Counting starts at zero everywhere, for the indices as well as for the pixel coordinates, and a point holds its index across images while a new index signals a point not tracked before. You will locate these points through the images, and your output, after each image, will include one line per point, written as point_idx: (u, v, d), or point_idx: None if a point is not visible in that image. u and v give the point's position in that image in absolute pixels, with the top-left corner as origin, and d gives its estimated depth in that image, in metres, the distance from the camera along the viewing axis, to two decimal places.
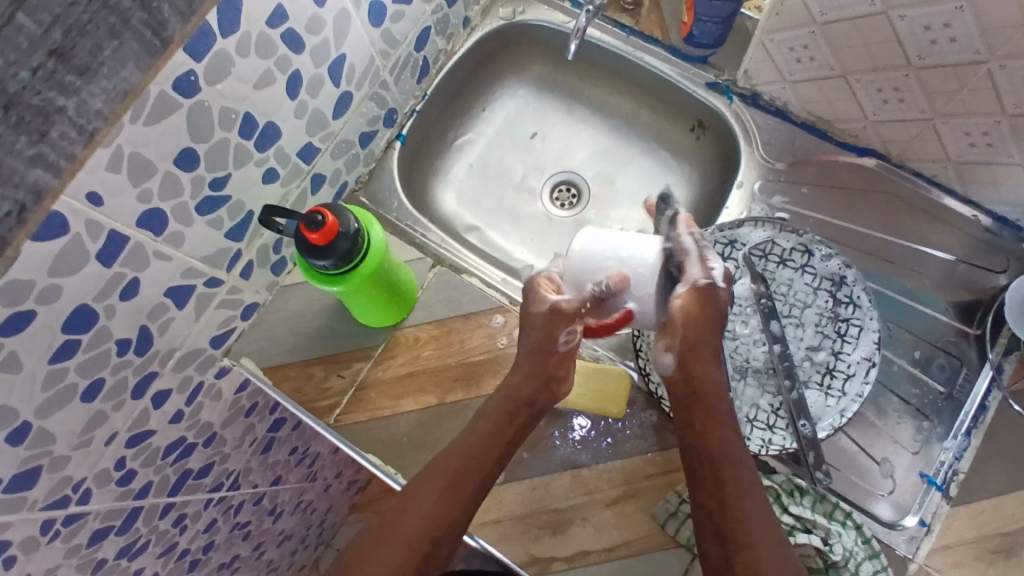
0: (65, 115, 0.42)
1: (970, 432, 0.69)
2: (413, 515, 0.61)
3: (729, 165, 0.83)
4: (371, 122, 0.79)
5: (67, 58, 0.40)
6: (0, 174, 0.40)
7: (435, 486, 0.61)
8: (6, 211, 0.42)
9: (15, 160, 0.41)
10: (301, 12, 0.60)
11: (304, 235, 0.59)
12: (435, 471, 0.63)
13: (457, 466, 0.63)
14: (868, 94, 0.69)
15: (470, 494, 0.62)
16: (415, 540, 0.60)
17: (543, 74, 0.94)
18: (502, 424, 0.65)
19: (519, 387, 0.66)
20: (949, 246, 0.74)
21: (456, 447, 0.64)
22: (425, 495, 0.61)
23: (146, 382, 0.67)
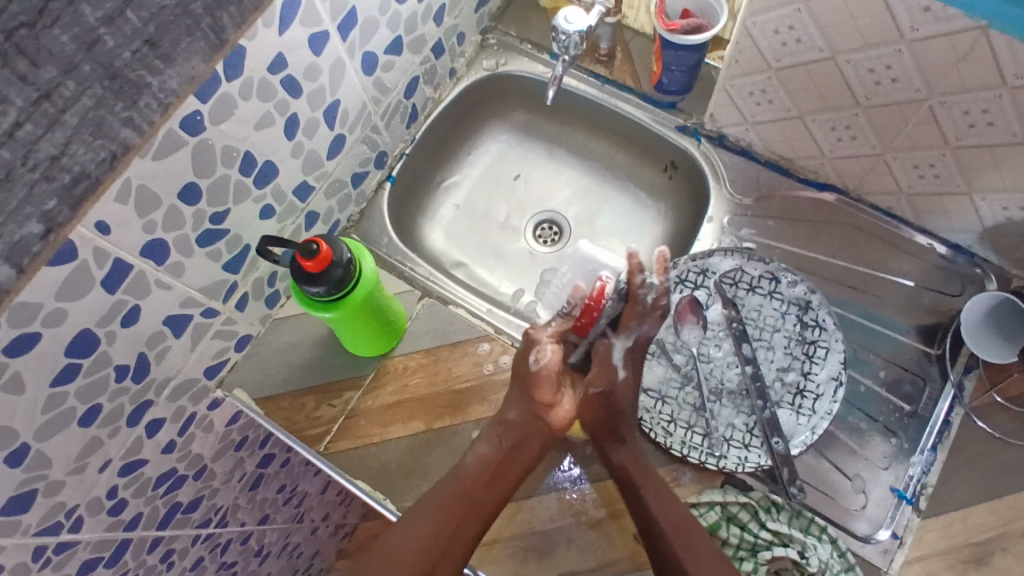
0: (151, 89, 0.48)
1: (936, 447, 0.72)
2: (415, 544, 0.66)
3: (700, 202, 0.89)
4: (363, 164, 0.84)
5: (156, 46, 0.46)
6: (100, 129, 0.46)
7: (423, 523, 0.67)
8: (103, 158, 0.47)
9: (114, 119, 0.47)
10: (300, 61, 0.65)
11: (299, 263, 0.63)
12: (441, 503, 0.68)
13: (458, 502, 0.67)
14: (823, 133, 0.75)
15: (470, 525, 0.67)
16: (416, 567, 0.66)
17: (524, 121, 1.00)
18: (503, 454, 0.70)
19: (518, 422, 0.71)
20: (906, 272, 0.79)
21: (458, 479, 0.69)
22: (424, 527, 0.67)
23: (141, 410, 0.69)
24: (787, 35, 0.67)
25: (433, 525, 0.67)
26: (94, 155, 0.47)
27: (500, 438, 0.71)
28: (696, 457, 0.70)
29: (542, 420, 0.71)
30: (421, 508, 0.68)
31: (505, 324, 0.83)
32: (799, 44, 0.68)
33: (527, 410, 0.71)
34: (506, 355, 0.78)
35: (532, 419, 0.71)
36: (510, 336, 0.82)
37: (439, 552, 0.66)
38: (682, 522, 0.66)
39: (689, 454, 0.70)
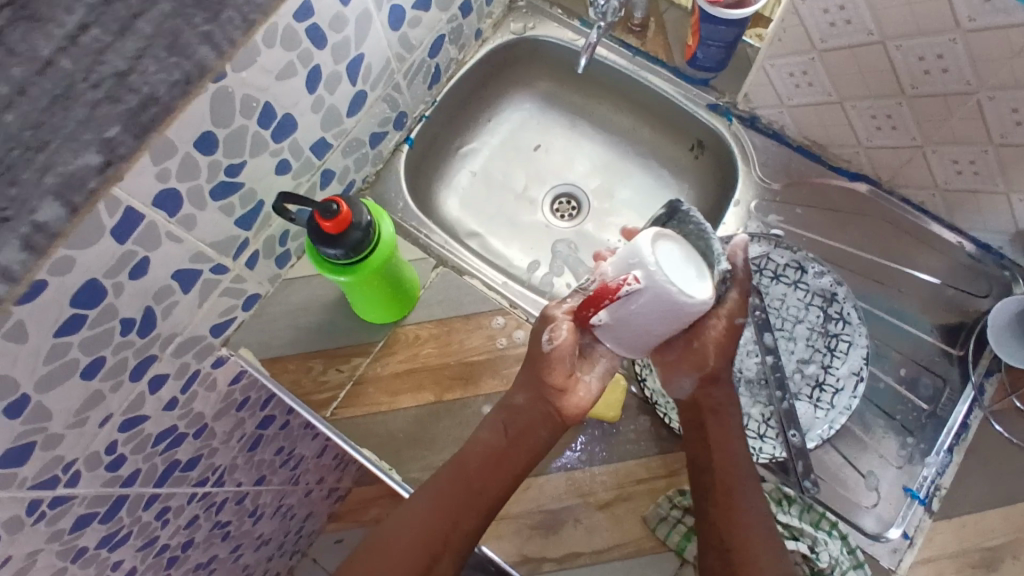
0: (235, 4, 0.54)
1: (952, 448, 0.71)
2: (410, 539, 0.62)
3: (726, 185, 0.86)
4: (382, 124, 0.81)
5: None
6: (177, 42, 0.51)
7: (427, 495, 0.64)
8: (177, 79, 0.52)
9: (192, 33, 0.51)
10: (327, 10, 0.62)
11: (318, 223, 0.60)
12: (440, 487, 0.64)
13: (458, 490, 0.63)
14: (862, 121, 0.73)
15: (468, 517, 0.63)
16: (406, 564, 0.61)
17: (548, 90, 0.96)
18: (507, 441, 0.65)
19: (529, 406, 0.66)
20: (934, 269, 0.77)
21: (462, 465, 0.65)
22: (425, 518, 0.63)
23: (145, 365, 0.67)
24: (836, 16, 0.65)
25: (434, 516, 0.63)
26: (170, 74, 0.51)
27: (511, 425, 0.65)
28: None
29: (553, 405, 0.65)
30: (421, 495, 0.64)
31: (521, 297, 0.81)
32: (848, 26, 0.65)
33: (535, 395, 0.65)
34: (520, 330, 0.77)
35: (542, 408, 0.65)
36: (525, 311, 0.80)
37: (441, 543, 0.62)
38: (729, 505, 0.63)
39: None
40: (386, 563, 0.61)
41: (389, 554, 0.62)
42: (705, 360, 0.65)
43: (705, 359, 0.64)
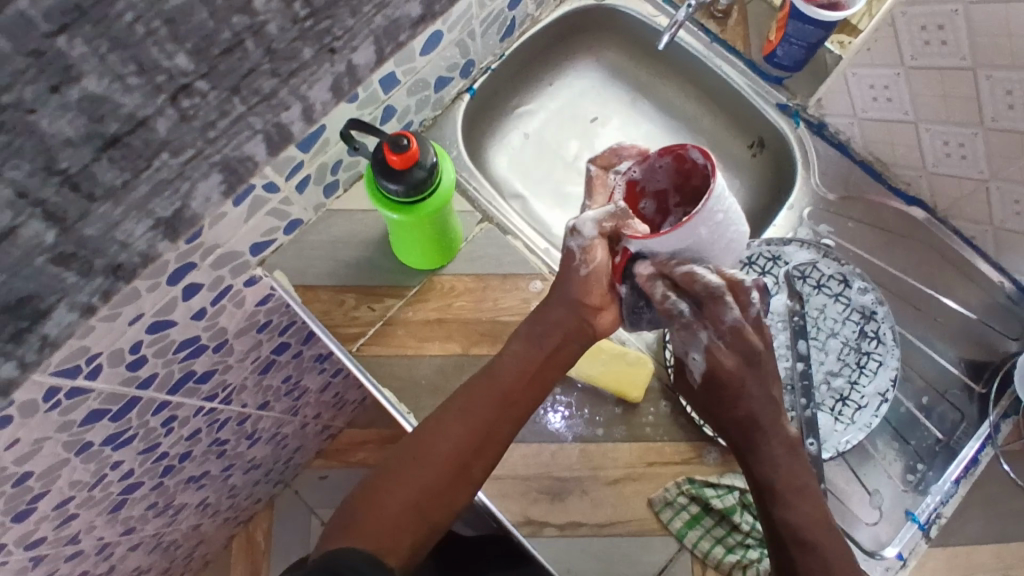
0: None
1: (959, 480, 0.72)
2: (437, 448, 0.61)
3: (781, 187, 0.85)
4: (450, 69, 0.79)
5: None
6: None
7: (454, 410, 0.63)
8: None
9: None
10: None
11: (385, 155, 0.59)
12: (470, 397, 0.63)
13: (484, 405, 0.63)
14: (933, 146, 0.72)
15: (502, 426, 0.63)
16: (439, 474, 0.60)
17: (616, 62, 0.95)
18: (535, 359, 0.65)
19: (560, 322, 0.64)
20: (971, 304, 0.77)
21: (494, 378, 0.64)
22: (459, 432, 0.62)
23: (184, 271, 0.66)
24: (933, 35, 0.64)
25: (466, 426, 0.62)
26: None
27: (532, 347, 0.65)
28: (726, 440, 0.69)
29: (587, 323, 0.64)
30: (450, 408, 0.63)
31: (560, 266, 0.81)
32: (944, 47, 0.64)
33: (571, 312, 0.64)
34: None
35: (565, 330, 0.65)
36: None
37: (472, 451, 0.62)
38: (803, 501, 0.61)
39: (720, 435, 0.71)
40: (416, 472, 0.60)
41: (425, 462, 0.61)
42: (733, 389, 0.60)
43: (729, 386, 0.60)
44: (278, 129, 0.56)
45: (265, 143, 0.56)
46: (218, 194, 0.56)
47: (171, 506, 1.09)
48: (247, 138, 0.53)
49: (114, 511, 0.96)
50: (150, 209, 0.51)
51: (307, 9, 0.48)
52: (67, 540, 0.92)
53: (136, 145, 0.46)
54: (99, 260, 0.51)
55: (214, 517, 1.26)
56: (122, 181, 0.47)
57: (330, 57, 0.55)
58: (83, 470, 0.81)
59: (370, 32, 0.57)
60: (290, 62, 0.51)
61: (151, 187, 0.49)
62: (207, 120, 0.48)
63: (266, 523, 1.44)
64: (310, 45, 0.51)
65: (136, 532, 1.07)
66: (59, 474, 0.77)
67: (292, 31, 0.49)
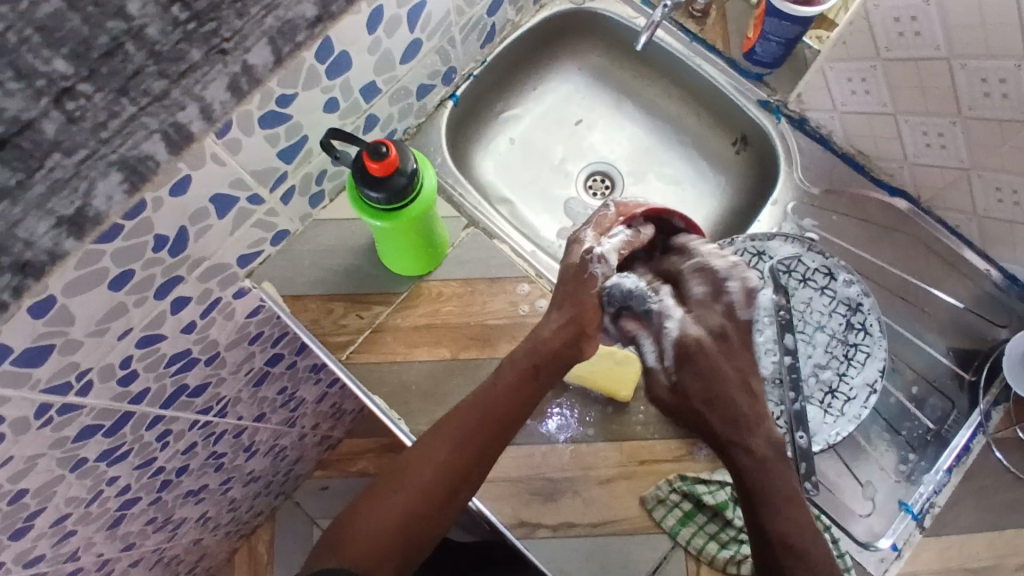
0: None
1: (951, 470, 0.72)
2: (419, 473, 0.62)
3: (764, 183, 0.86)
4: (431, 76, 0.80)
5: None
6: None
7: (444, 435, 0.63)
8: None
9: None
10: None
11: (365, 163, 0.60)
12: (452, 417, 0.63)
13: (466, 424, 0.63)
14: (913, 136, 0.72)
15: (489, 450, 0.63)
16: (424, 498, 0.61)
17: (598, 64, 0.95)
18: (522, 377, 0.64)
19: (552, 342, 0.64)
20: (959, 294, 0.77)
21: (479, 397, 0.64)
22: (442, 456, 0.62)
23: (171, 284, 0.68)
24: (906, 26, 0.65)
25: (451, 451, 0.62)
26: None
27: (518, 362, 0.64)
28: None
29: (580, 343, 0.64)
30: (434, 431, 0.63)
31: (547, 268, 0.81)
32: (917, 38, 0.65)
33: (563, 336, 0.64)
34: (543, 300, 0.77)
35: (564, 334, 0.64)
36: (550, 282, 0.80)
37: (457, 474, 0.62)
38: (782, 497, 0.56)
39: None
40: (399, 500, 0.61)
41: (409, 488, 0.61)
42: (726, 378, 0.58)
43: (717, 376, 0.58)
44: (176, 129, 0.53)
45: (164, 144, 0.53)
46: (121, 194, 0.52)
47: (171, 521, 1.09)
48: (144, 138, 0.51)
49: (112, 527, 0.96)
50: (51, 209, 0.48)
51: (187, 10, 0.48)
52: (66, 557, 0.92)
53: (25, 147, 0.45)
54: (1, 259, 0.48)
55: (215, 531, 1.27)
56: (15, 180, 0.46)
57: (223, 58, 0.52)
58: (79, 486, 0.81)
59: (264, 34, 0.54)
60: (178, 63, 0.49)
61: (46, 188, 0.47)
62: (97, 120, 0.48)
63: (269, 535, 1.44)
64: (197, 46, 0.50)
65: (136, 547, 1.07)
66: (54, 491, 0.78)
67: (174, 33, 0.48)
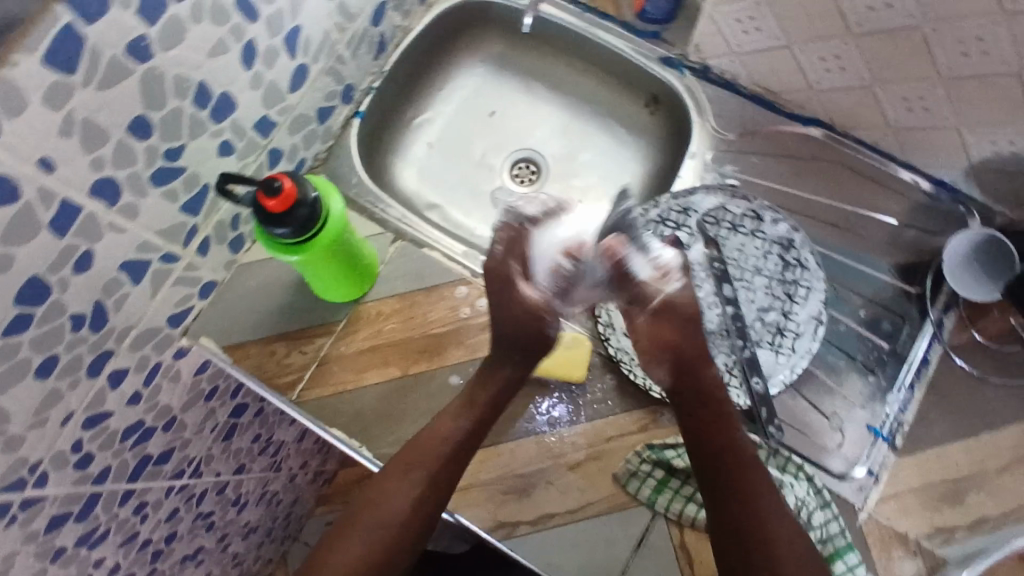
0: None
1: (913, 385, 0.72)
2: (378, 509, 0.67)
3: (680, 138, 0.85)
4: (328, 98, 0.79)
5: None
6: None
7: (413, 457, 0.68)
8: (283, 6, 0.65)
9: None
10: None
11: (261, 203, 0.59)
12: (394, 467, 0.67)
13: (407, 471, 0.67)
14: (812, 64, 0.71)
15: (454, 462, 0.68)
16: (401, 513, 0.67)
17: (500, 52, 0.94)
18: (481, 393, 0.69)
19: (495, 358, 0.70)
20: (893, 211, 0.76)
21: (436, 426, 0.69)
22: (412, 474, 0.67)
23: (102, 359, 0.67)
24: None
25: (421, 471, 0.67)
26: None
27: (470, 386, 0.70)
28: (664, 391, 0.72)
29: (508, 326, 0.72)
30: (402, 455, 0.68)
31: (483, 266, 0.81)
32: None
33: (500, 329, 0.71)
34: (484, 298, 0.76)
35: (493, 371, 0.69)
36: None
37: (425, 487, 0.67)
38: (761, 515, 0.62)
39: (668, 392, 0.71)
40: (378, 517, 0.67)
41: (384, 508, 0.67)
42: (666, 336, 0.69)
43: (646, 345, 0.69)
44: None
45: None
46: None
47: None
48: None
49: None
50: None
51: None
52: None
53: None
54: None
55: None
56: None
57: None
58: None
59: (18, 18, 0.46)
60: None
61: None
62: None
63: None
64: None
65: None
66: None
67: None
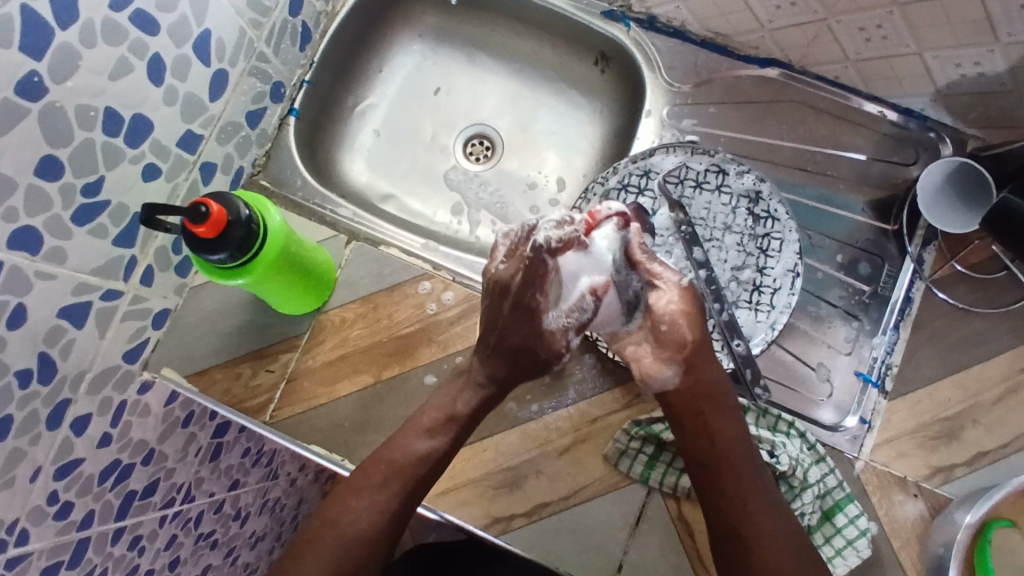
0: None
1: (898, 326, 0.70)
2: (324, 552, 0.56)
3: (634, 94, 0.81)
4: (257, 100, 0.74)
5: None
6: None
7: (394, 459, 0.60)
8: (183, 13, 0.61)
9: None
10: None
11: (190, 230, 0.55)
12: (325, 534, 0.57)
13: (345, 548, 0.56)
14: (760, 1, 0.67)
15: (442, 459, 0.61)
16: (371, 527, 0.57)
17: (435, 25, 0.89)
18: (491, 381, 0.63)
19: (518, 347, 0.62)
20: (860, 146, 0.74)
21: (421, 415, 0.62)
22: (396, 476, 0.59)
23: (61, 410, 0.63)
24: None
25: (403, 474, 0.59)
26: None
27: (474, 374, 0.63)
28: None
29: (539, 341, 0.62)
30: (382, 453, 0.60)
31: (445, 258, 0.78)
32: None
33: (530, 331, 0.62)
34: (450, 291, 0.73)
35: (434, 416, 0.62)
36: (451, 272, 0.76)
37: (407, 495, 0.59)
38: (740, 472, 0.57)
39: None
40: (343, 535, 0.57)
41: (353, 518, 0.57)
42: (683, 339, 0.60)
43: (682, 336, 0.59)
44: None
45: None
46: None
47: None
48: None
49: None
50: None
51: None
52: None
53: None
54: None
55: None
56: None
57: None
58: None
59: None
60: None
61: None
62: None
63: None
64: None
65: None
66: None
67: None
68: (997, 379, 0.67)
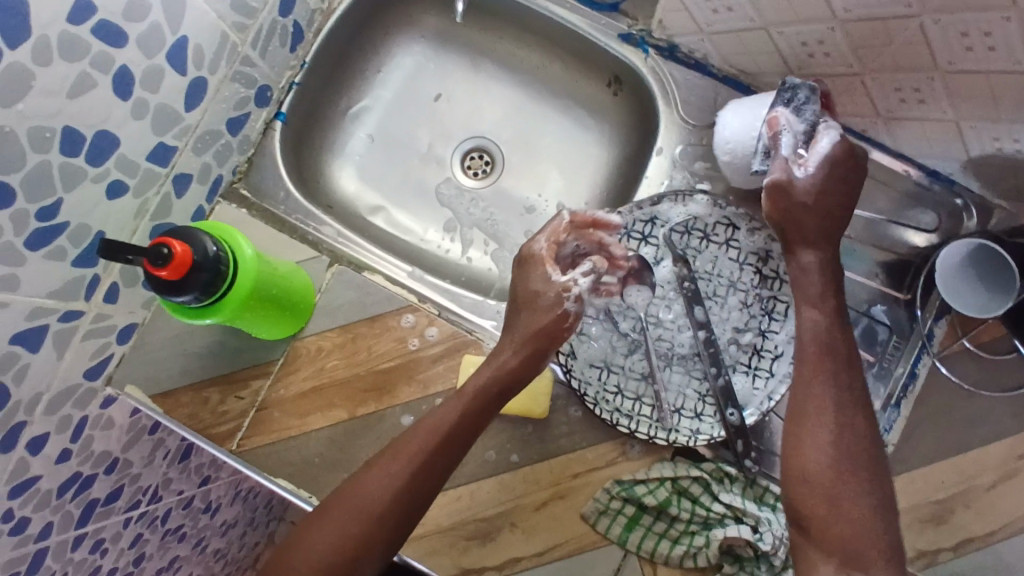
0: None
1: (900, 403, 0.67)
2: (358, 503, 0.54)
3: (647, 124, 0.76)
4: (239, 106, 0.69)
5: None
6: None
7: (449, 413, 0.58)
8: (154, 22, 0.56)
9: None
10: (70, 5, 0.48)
11: (151, 272, 0.51)
12: (368, 472, 0.55)
13: (359, 518, 0.54)
14: (791, 47, 0.61)
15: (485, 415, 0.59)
16: (418, 472, 0.55)
17: (438, 27, 0.83)
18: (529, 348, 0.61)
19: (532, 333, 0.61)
20: (876, 204, 0.69)
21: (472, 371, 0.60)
22: (448, 421, 0.57)
23: (14, 433, 0.58)
24: None
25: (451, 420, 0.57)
26: None
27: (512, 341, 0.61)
28: (645, 430, 0.65)
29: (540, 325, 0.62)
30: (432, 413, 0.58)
31: (430, 289, 0.74)
32: None
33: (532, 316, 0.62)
34: (433, 327, 0.69)
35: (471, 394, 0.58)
36: (436, 305, 0.73)
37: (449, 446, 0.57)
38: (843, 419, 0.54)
39: (637, 428, 0.64)
40: (379, 484, 0.55)
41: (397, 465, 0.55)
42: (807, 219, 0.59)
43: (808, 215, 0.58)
44: None
45: None
46: None
47: None
48: None
49: None
50: None
51: None
52: None
53: None
54: None
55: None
56: None
57: None
58: None
59: None
60: None
61: None
62: None
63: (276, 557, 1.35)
64: None
65: None
66: None
67: None
68: (993, 464, 0.65)
